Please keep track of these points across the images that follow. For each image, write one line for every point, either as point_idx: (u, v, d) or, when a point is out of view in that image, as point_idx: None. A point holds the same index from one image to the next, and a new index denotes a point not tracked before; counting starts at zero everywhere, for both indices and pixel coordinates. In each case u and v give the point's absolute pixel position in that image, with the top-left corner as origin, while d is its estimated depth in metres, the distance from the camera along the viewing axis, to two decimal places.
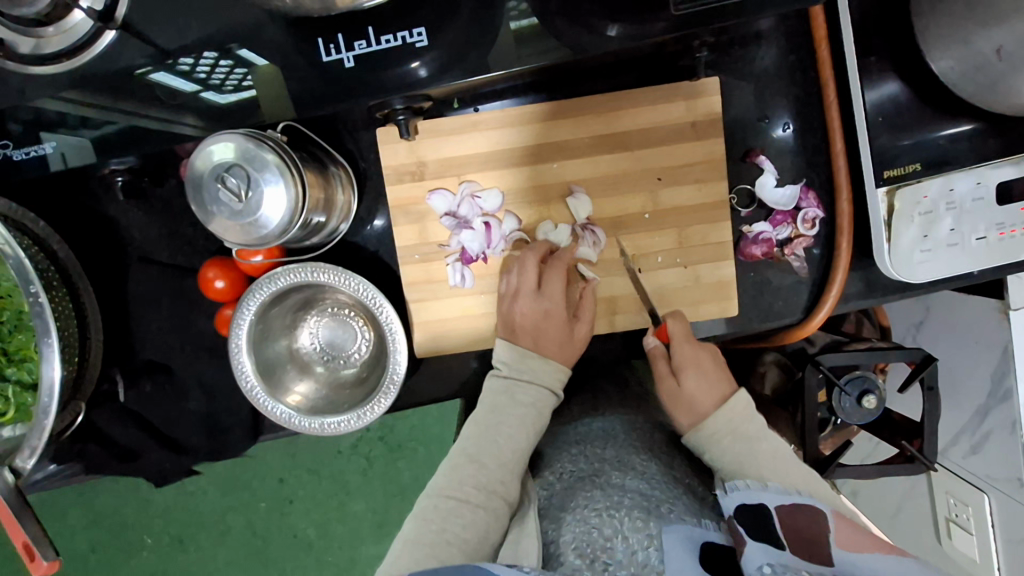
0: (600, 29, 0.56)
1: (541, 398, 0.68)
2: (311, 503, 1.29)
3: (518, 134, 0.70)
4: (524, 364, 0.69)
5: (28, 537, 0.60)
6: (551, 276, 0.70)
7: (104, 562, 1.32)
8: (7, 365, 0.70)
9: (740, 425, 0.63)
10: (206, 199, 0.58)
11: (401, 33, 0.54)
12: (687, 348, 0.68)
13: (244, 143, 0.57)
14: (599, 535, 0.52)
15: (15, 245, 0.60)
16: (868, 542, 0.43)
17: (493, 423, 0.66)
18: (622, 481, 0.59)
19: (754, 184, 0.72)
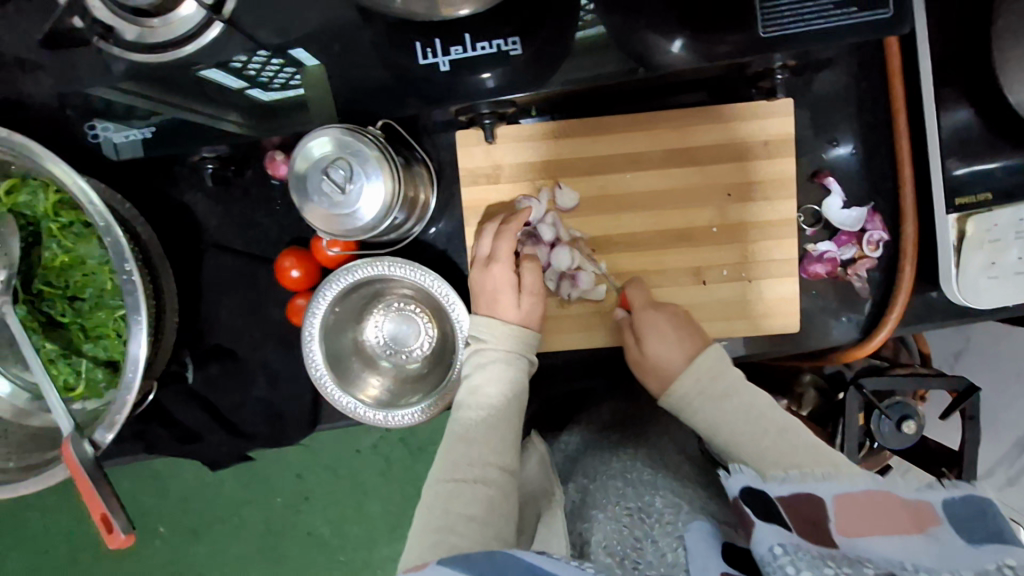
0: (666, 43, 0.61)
1: (519, 365, 0.70)
2: (328, 500, 1.30)
3: (592, 143, 0.72)
4: (490, 328, 0.70)
5: (106, 508, 0.61)
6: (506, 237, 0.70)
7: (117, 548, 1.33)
8: (86, 341, 0.72)
9: (710, 386, 0.67)
10: (307, 190, 0.60)
11: (495, 41, 0.61)
12: (650, 315, 0.70)
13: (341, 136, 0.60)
14: (629, 533, 0.55)
15: (115, 224, 0.61)
16: (868, 521, 0.44)
17: (473, 401, 0.67)
18: (653, 481, 0.62)
19: (821, 205, 0.74)
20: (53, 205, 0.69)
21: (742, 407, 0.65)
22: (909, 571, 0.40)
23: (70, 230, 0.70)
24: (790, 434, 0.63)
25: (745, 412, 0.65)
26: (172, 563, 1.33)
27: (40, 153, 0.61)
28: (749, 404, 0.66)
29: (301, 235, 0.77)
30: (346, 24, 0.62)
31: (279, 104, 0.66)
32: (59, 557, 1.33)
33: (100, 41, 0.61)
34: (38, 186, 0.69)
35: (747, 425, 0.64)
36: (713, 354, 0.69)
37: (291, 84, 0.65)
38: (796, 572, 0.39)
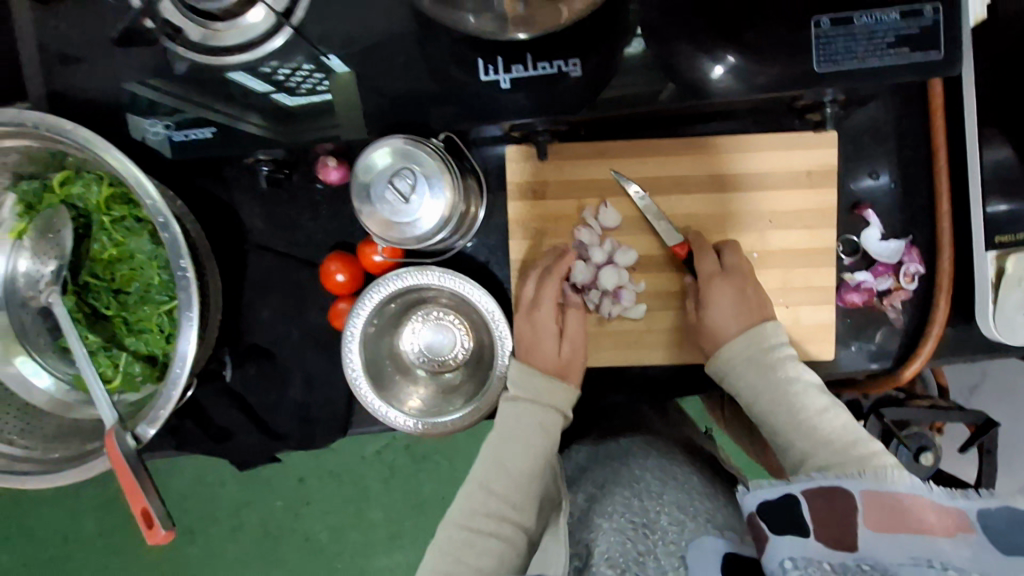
0: (710, 63, 0.63)
1: (547, 418, 0.71)
2: (328, 506, 1.29)
3: (638, 165, 0.74)
4: (525, 380, 0.72)
5: (149, 503, 0.60)
6: (546, 284, 0.72)
7: (110, 546, 1.30)
8: (129, 335, 0.73)
9: (760, 360, 0.69)
10: (371, 197, 0.67)
11: (558, 61, 0.63)
12: (714, 284, 0.70)
13: (404, 146, 0.67)
14: (633, 547, 0.54)
15: (174, 220, 0.62)
16: (890, 522, 0.44)
17: (499, 451, 0.70)
18: (661, 491, 0.61)
19: (859, 236, 0.75)
20: (105, 198, 0.69)
21: (789, 383, 0.67)
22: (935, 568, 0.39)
23: (121, 224, 0.70)
24: (832, 414, 0.65)
25: (789, 385, 0.67)
26: (166, 562, 1.31)
27: (94, 141, 0.61)
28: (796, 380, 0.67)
29: (344, 239, 0.78)
30: (413, 37, 0.63)
31: (303, 109, 0.66)
32: (51, 550, 1.31)
33: (170, 41, 0.65)
34: (91, 178, 0.70)
35: (786, 398, 0.66)
36: (771, 330, 0.70)
37: (319, 90, 0.65)
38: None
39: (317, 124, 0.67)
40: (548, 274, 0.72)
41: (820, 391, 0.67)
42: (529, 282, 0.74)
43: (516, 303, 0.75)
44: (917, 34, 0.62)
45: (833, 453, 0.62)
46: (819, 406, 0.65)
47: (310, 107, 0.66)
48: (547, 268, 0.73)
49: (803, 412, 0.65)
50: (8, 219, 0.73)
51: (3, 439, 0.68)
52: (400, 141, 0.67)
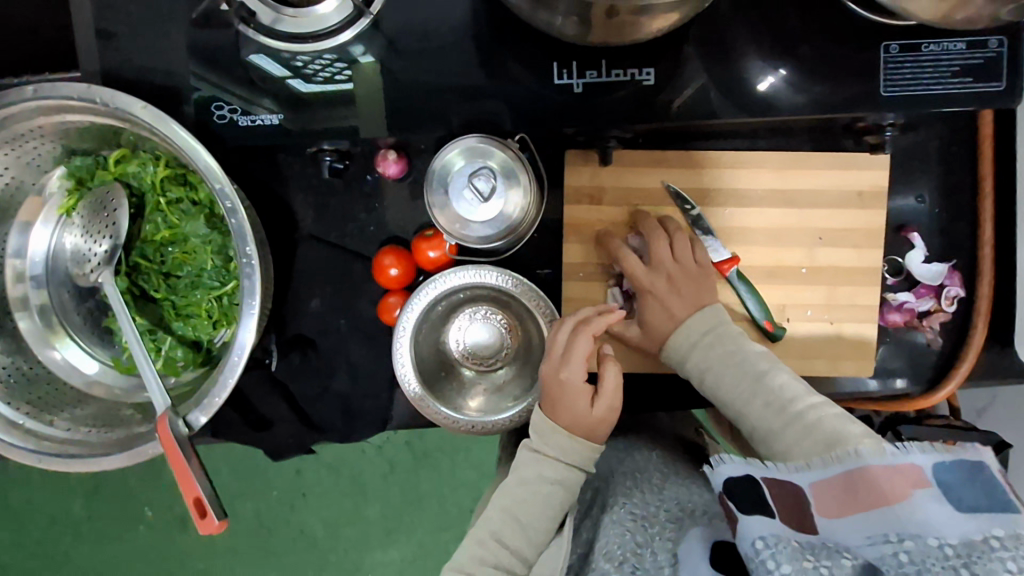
0: (765, 73, 0.65)
1: (568, 476, 0.69)
2: (323, 500, 1.26)
3: (695, 176, 0.74)
4: (550, 436, 0.68)
5: (202, 492, 0.59)
6: (581, 337, 0.68)
7: (100, 532, 1.26)
8: (177, 319, 0.71)
9: (698, 339, 0.71)
10: (450, 195, 0.70)
11: (630, 70, 0.65)
12: (661, 276, 0.72)
13: (474, 144, 0.69)
14: (632, 539, 0.63)
15: (240, 205, 0.61)
16: (846, 503, 0.48)
17: (516, 496, 0.69)
18: (660, 488, 0.71)
19: (903, 257, 0.77)
20: (161, 178, 0.68)
21: (727, 360, 0.68)
22: (893, 542, 0.44)
23: (176, 206, 0.69)
24: (769, 379, 0.65)
25: (725, 362, 0.68)
26: (156, 548, 1.27)
27: (161, 120, 0.61)
28: (732, 354, 0.68)
29: (396, 234, 0.77)
30: (495, 39, 0.64)
31: (316, 97, 0.66)
32: (38, 533, 1.25)
33: (244, 25, 0.64)
34: (148, 158, 0.68)
35: (727, 374, 0.67)
36: (712, 314, 0.72)
37: (336, 79, 0.65)
38: (776, 565, 0.43)
39: (331, 113, 0.66)
40: (585, 326, 0.69)
41: (755, 355, 0.67)
42: (561, 332, 0.69)
43: (547, 352, 0.71)
44: (983, 65, 0.64)
45: (774, 419, 0.63)
46: (756, 373, 0.66)
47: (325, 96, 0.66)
48: (584, 322, 0.69)
49: (744, 385, 0.66)
50: (54, 197, 0.71)
51: (44, 419, 0.67)
52: (476, 140, 0.69)
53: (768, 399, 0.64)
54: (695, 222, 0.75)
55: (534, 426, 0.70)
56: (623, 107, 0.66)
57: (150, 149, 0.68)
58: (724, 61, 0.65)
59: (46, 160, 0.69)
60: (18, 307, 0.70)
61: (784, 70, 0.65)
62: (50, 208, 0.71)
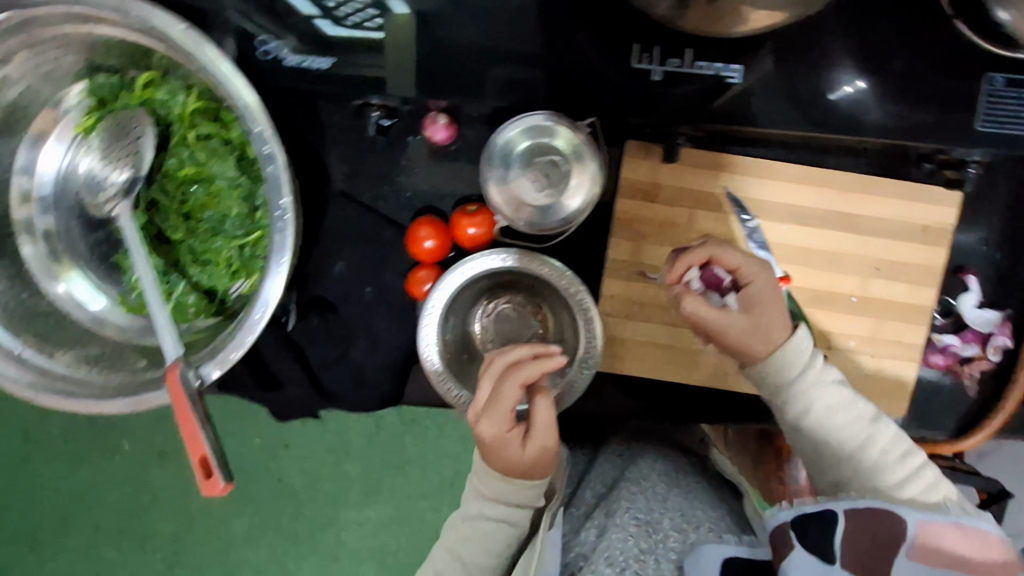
0: (840, 81, 0.61)
1: (510, 514, 0.64)
2: (305, 452, 1.18)
3: (760, 185, 0.70)
4: (483, 478, 0.64)
5: (209, 450, 0.55)
6: (511, 384, 0.58)
7: (72, 457, 1.19)
8: (193, 265, 0.67)
9: (798, 373, 0.61)
10: (510, 171, 0.68)
11: (717, 64, 0.60)
12: (749, 294, 0.62)
13: (541, 121, 0.64)
14: (634, 544, 0.61)
15: (281, 154, 0.56)
16: (937, 558, 0.48)
17: (462, 528, 0.66)
18: (665, 492, 0.68)
19: (955, 298, 0.74)
20: (191, 110, 0.63)
21: (834, 401, 0.61)
22: None
23: (205, 142, 0.64)
24: (882, 426, 0.60)
25: (837, 402, 0.61)
26: (127, 483, 1.19)
27: (204, 48, 0.55)
28: (841, 392, 0.61)
29: (434, 204, 0.73)
30: (565, 14, 0.59)
31: (343, 42, 0.60)
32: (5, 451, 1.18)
33: None
34: (178, 87, 0.63)
35: (844, 416, 0.60)
36: (803, 343, 0.61)
37: (366, 27, 0.59)
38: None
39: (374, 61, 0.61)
40: (521, 367, 0.58)
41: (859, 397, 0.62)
42: (490, 370, 0.60)
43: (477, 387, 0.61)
44: None
45: (887, 473, 0.58)
46: (869, 417, 0.61)
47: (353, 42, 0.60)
48: (522, 362, 0.59)
49: (855, 432, 0.60)
50: (70, 114, 0.66)
51: (45, 352, 0.63)
52: (541, 118, 0.63)
53: (881, 450, 0.59)
54: (750, 234, 0.71)
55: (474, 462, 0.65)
56: (701, 102, 0.61)
57: (182, 76, 0.62)
58: (816, 68, 0.61)
59: (66, 73, 0.63)
60: (23, 230, 0.66)
61: (863, 81, 0.61)
62: (64, 125, 0.66)
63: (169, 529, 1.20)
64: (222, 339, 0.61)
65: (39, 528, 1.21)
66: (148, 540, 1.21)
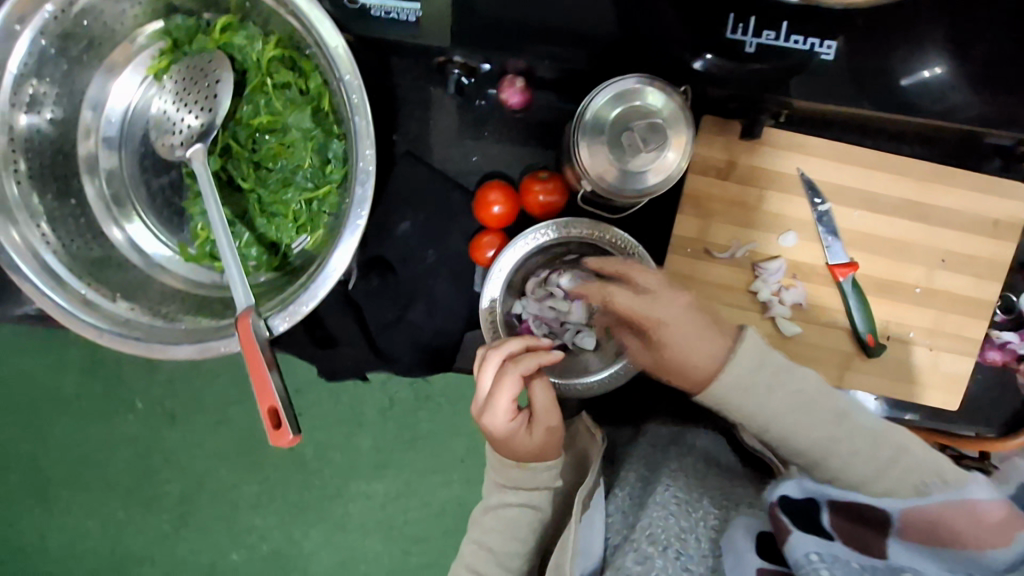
0: (919, 66, 0.61)
1: (531, 499, 0.66)
2: (318, 421, 1.13)
3: (835, 168, 0.69)
4: (499, 468, 0.67)
5: (279, 401, 0.54)
6: (510, 381, 0.59)
7: (78, 414, 1.13)
8: (259, 216, 0.66)
9: (751, 381, 0.57)
10: (595, 140, 0.63)
11: (810, 39, 0.59)
12: (663, 313, 0.61)
13: (631, 83, 0.61)
14: (675, 523, 0.58)
15: (366, 103, 0.55)
16: (924, 536, 0.45)
17: (489, 511, 0.68)
18: (702, 473, 0.67)
19: (1017, 295, 0.74)
20: (269, 57, 0.61)
21: (789, 396, 0.58)
22: None
23: (282, 92, 0.63)
24: (848, 421, 0.57)
25: (807, 399, 0.58)
26: (137, 441, 1.14)
27: None
28: (800, 390, 0.58)
29: (501, 170, 0.72)
30: None
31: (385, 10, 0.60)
32: (14, 401, 1.12)
33: None
34: (256, 32, 0.62)
35: (806, 413, 0.58)
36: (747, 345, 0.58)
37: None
38: None
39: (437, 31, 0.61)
40: (521, 363, 0.59)
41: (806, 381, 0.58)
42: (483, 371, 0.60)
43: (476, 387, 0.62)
44: None
45: (864, 465, 0.55)
46: (835, 411, 0.58)
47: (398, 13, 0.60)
48: (520, 356, 0.60)
49: (822, 423, 0.57)
50: (143, 53, 0.65)
51: (108, 296, 0.62)
52: (635, 82, 0.61)
53: (854, 445, 0.56)
54: (821, 220, 0.70)
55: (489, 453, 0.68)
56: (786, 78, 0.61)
57: (263, 21, 0.61)
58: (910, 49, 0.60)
59: (144, 11, 0.62)
60: (86, 168, 0.65)
61: (938, 68, 0.61)
62: (136, 67, 0.65)
63: (177, 489, 1.16)
64: (289, 293, 0.61)
65: (46, 482, 1.16)
66: (154, 499, 1.16)
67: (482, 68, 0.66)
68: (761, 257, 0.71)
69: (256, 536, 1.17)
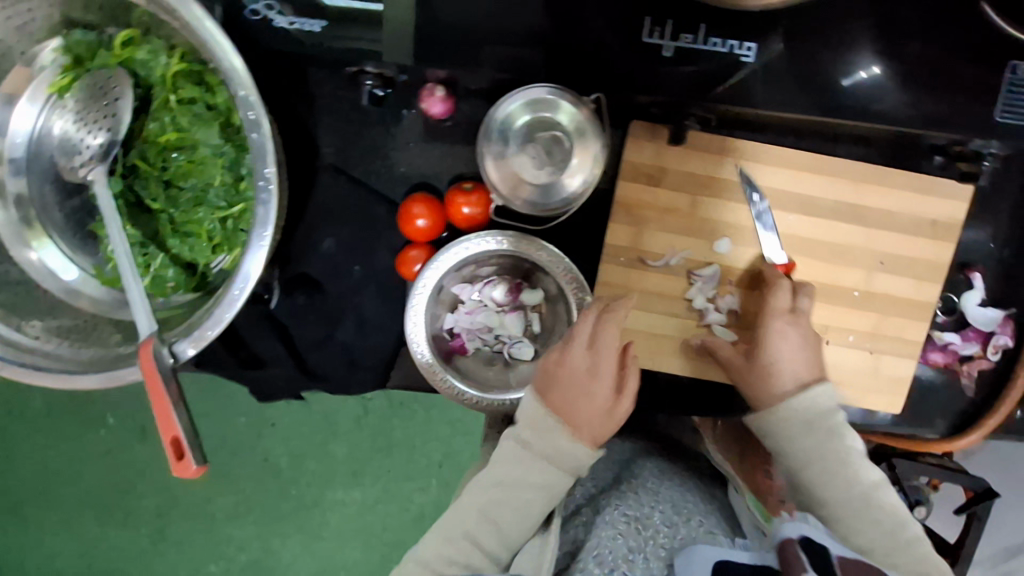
0: (855, 66, 0.58)
1: (556, 484, 0.59)
2: (292, 433, 1.08)
3: (768, 172, 0.68)
4: (546, 432, 0.60)
5: (179, 432, 0.53)
6: (608, 322, 0.63)
7: (23, 442, 1.08)
8: (172, 236, 0.64)
9: (821, 430, 0.63)
10: (509, 147, 0.65)
11: (732, 42, 0.57)
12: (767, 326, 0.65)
13: (542, 95, 0.62)
14: (623, 543, 0.53)
15: (265, 118, 0.53)
16: None
17: (502, 484, 0.60)
18: (657, 489, 0.62)
19: (959, 295, 0.73)
20: (173, 73, 0.59)
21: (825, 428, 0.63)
22: None
23: (187, 107, 0.60)
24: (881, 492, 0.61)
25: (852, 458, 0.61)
26: (110, 457, 1.09)
27: (185, 3, 0.51)
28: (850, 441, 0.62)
29: (429, 181, 0.70)
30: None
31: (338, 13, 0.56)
32: None
33: None
34: (160, 46, 0.59)
35: (842, 461, 0.61)
36: (822, 395, 0.63)
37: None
38: None
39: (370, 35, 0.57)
40: (617, 310, 0.64)
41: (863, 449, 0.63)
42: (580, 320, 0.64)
43: (566, 336, 0.65)
44: None
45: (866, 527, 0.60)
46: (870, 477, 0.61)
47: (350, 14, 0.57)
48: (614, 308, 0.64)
49: (856, 470, 0.61)
50: (46, 71, 0.62)
51: (12, 324, 0.60)
52: (544, 92, 0.61)
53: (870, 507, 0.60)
54: (760, 215, 0.68)
55: (523, 420, 0.62)
56: (712, 83, 0.58)
57: (163, 35, 0.58)
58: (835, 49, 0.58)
59: (40, 28, 0.59)
60: None
61: (877, 67, 0.59)
62: (37, 85, 0.62)
63: (152, 504, 1.10)
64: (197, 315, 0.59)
65: (20, 500, 1.10)
66: (131, 514, 1.11)
67: (398, 79, 0.64)
68: (695, 264, 0.69)
69: (236, 547, 1.11)
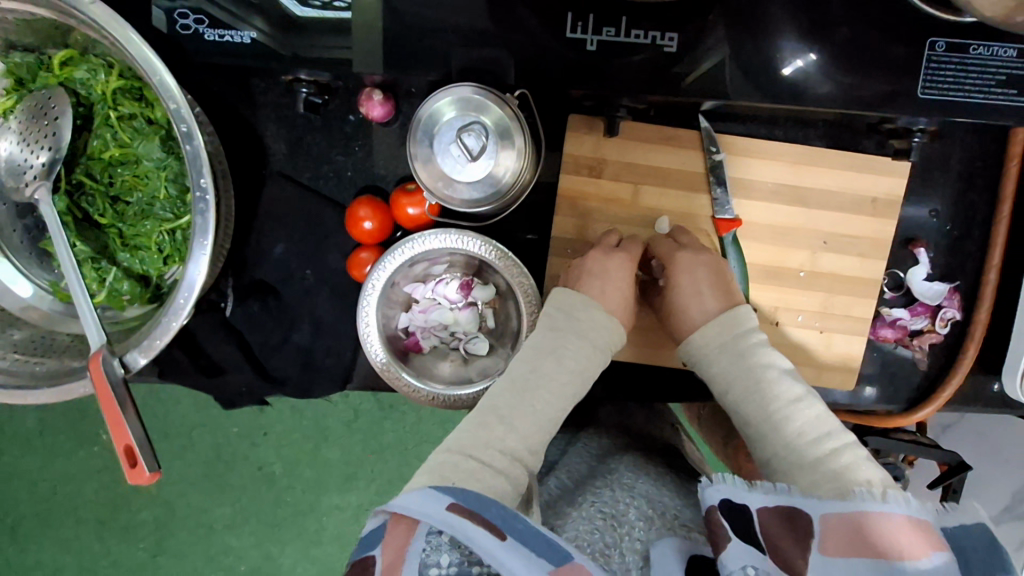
0: (789, 55, 0.56)
1: (587, 363, 0.65)
2: (285, 440, 1.08)
3: (707, 158, 0.69)
4: (583, 309, 0.66)
5: (133, 440, 0.55)
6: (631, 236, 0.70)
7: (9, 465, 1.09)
8: (123, 250, 0.65)
9: (730, 345, 0.65)
10: (437, 146, 0.65)
11: (653, 33, 0.56)
12: (683, 255, 0.68)
13: (467, 93, 0.62)
14: (600, 536, 0.52)
15: (196, 129, 0.54)
16: (851, 547, 0.43)
17: (531, 383, 0.63)
18: (633, 483, 0.60)
19: (905, 271, 0.73)
20: (112, 89, 0.60)
21: (734, 346, 0.65)
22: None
23: (130, 123, 0.62)
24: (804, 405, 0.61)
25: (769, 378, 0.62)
26: (95, 475, 1.10)
27: (112, 21, 0.52)
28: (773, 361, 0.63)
29: (375, 183, 0.71)
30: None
31: (312, 23, 0.56)
32: None
33: None
34: (100, 64, 0.61)
35: (756, 385, 0.62)
36: (741, 314, 0.66)
37: (335, 5, 0.55)
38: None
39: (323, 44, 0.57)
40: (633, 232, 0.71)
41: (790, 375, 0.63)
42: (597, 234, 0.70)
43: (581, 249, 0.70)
44: None
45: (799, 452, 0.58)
46: (792, 396, 0.61)
47: (321, 22, 0.56)
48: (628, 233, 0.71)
49: (776, 388, 0.62)
50: None
51: None
52: (471, 92, 0.62)
53: (798, 428, 0.59)
54: (714, 170, 0.69)
55: (556, 308, 0.67)
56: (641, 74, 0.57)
57: (102, 54, 0.60)
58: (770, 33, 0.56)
59: None
60: None
61: (812, 54, 0.56)
62: None
63: (149, 518, 1.11)
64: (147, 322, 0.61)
65: (15, 522, 1.11)
66: (130, 529, 1.12)
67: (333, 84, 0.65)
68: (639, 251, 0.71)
69: (234, 557, 1.12)
